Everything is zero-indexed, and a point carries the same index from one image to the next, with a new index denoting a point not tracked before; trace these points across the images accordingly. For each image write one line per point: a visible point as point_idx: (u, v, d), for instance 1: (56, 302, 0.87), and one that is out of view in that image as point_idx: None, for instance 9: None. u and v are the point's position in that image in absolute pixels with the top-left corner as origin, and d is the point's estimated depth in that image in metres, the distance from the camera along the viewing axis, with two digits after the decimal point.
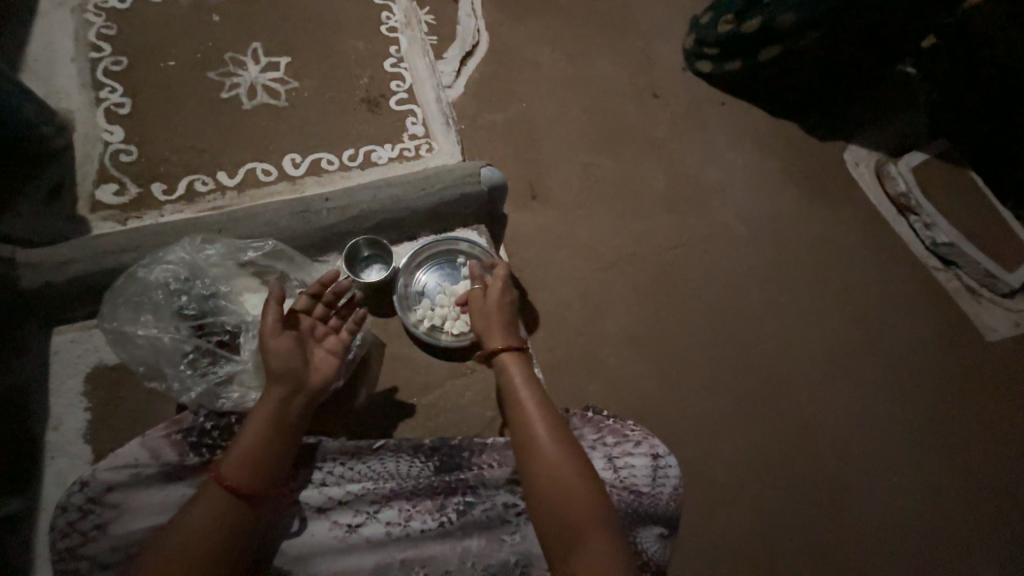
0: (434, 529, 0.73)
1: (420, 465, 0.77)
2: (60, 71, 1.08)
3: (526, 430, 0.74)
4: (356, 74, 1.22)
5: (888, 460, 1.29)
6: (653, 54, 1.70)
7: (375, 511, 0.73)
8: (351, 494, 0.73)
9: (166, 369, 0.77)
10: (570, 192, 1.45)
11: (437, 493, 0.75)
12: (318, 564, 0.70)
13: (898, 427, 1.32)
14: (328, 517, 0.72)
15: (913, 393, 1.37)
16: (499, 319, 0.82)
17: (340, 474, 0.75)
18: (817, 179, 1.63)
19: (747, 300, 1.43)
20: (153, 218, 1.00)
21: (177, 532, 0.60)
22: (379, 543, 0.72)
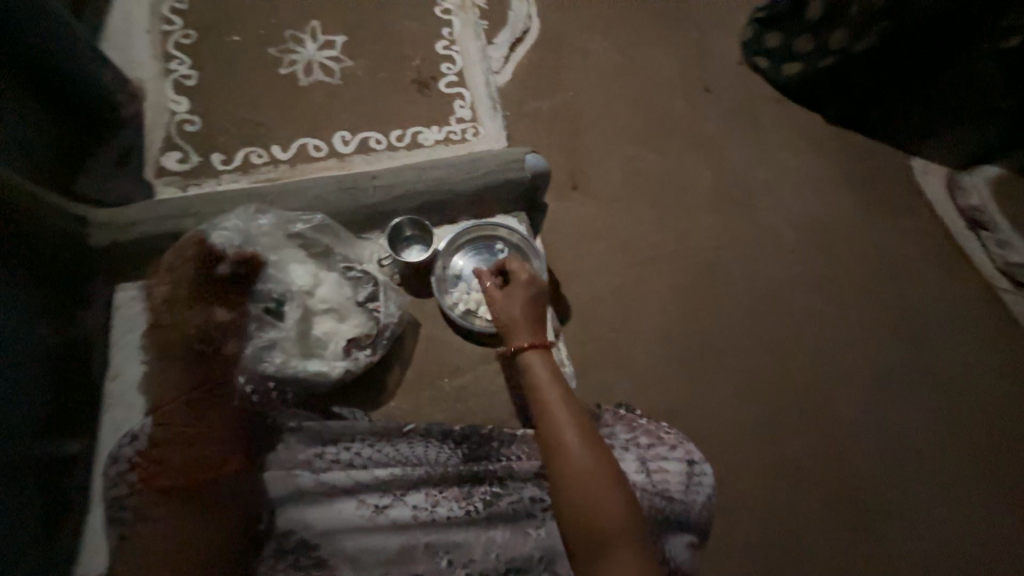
0: (460, 516, 0.72)
1: (449, 452, 0.78)
2: (135, 41, 1.14)
3: (556, 430, 0.71)
4: (408, 55, 1.23)
5: (932, 490, 1.21)
6: (712, 45, 1.62)
7: (402, 494, 0.73)
8: (380, 476, 0.74)
9: (215, 330, 0.81)
10: (613, 185, 1.42)
11: (465, 482, 0.75)
12: (344, 542, 0.70)
13: (947, 456, 1.24)
14: (355, 497, 0.73)
15: (968, 422, 1.28)
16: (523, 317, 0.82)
17: (368, 454, 0.76)
18: (880, 186, 1.52)
19: (792, 309, 1.36)
20: (210, 186, 1.05)
21: (172, 524, 0.68)
22: (404, 525, 0.71)
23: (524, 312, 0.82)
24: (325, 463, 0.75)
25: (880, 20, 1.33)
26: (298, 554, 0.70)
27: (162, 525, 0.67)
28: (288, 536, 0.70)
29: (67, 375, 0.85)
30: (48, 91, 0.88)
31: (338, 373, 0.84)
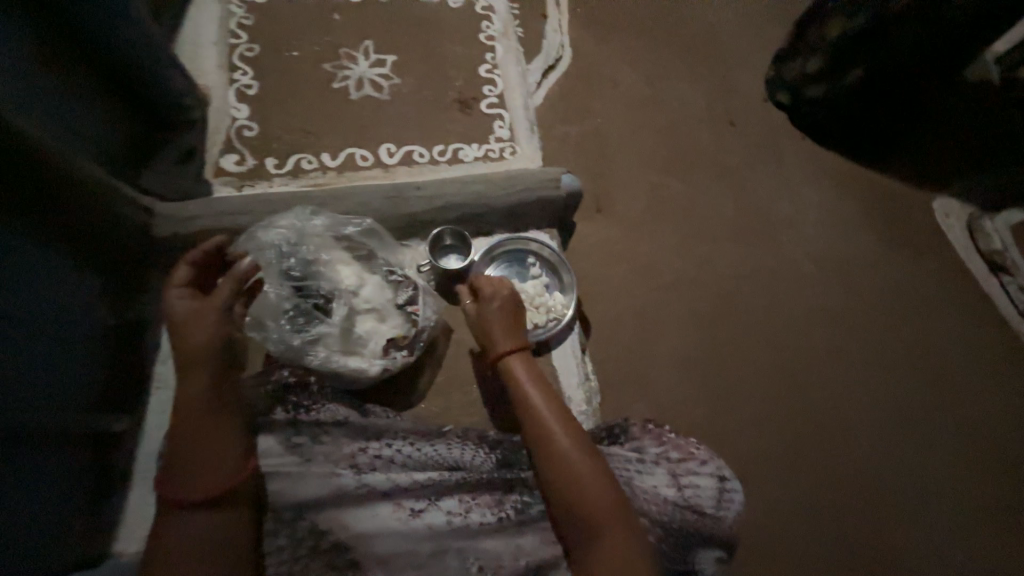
0: (491, 523, 0.74)
1: (483, 456, 0.80)
2: (203, 52, 1.23)
3: (544, 433, 0.75)
4: (452, 76, 1.30)
5: (944, 529, 1.21)
6: (739, 81, 1.68)
7: (437, 498, 0.75)
8: (418, 479, 0.75)
9: (267, 322, 0.83)
10: (639, 208, 1.46)
11: (497, 489, 0.77)
12: (379, 544, 0.71)
13: (959, 495, 1.25)
14: (392, 499, 0.74)
15: (980, 462, 1.29)
16: (501, 325, 0.86)
17: (407, 455, 0.77)
18: (901, 225, 1.55)
19: (811, 339, 1.38)
20: (263, 187, 1.11)
21: (206, 524, 0.67)
22: (438, 530, 0.73)
23: (503, 320, 0.86)
24: (368, 461, 0.76)
25: (859, 54, 1.45)
26: (333, 554, 0.70)
27: (208, 517, 0.67)
28: (324, 535, 0.71)
29: (115, 355, 0.91)
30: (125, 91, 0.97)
31: (377, 369, 0.87)
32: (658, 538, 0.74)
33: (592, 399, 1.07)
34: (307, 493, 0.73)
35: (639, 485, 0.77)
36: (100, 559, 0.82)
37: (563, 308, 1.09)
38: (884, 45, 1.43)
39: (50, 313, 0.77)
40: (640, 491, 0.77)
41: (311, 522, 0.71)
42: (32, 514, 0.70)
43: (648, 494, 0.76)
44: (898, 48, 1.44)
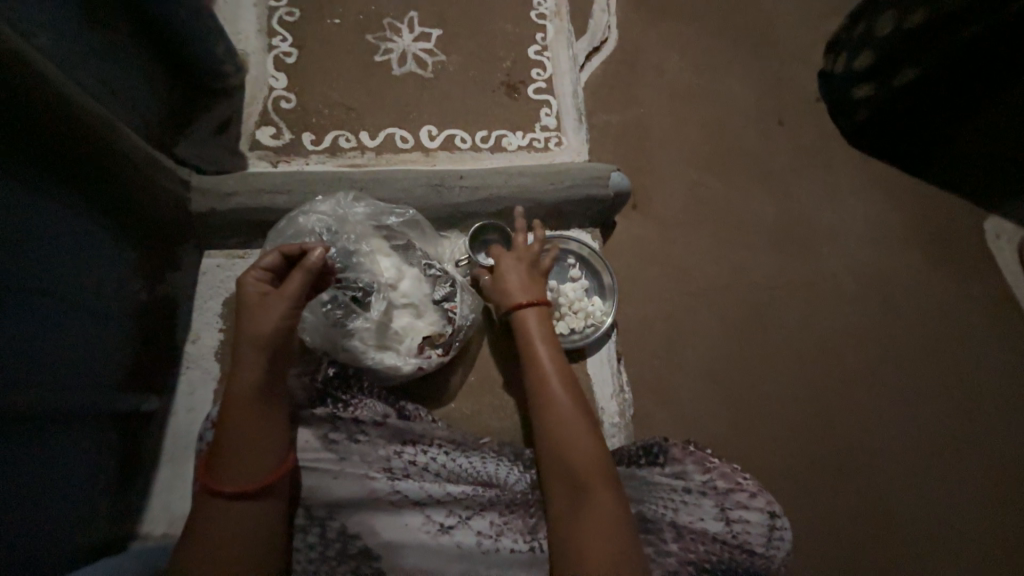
0: (523, 551, 0.72)
1: (519, 473, 0.78)
2: (242, 14, 1.16)
3: (544, 390, 0.75)
4: (500, 56, 1.22)
5: (968, 564, 1.18)
6: (798, 79, 1.57)
7: (468, 516, 0.74)
8: (450, 492, 0.74)
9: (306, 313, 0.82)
10: (681, 210, 1.39)
11: (530, 514, 0.75)
12: (408, 557, 0.70)
13: (988, 533, 1.21)
14: (423, 511, 0.73)
15: (1014, 501, 1.24)
16: (521, 278, 0.86)
17: (439, 462, 0.76)
18: (956, 248, 1.46)
19: (849, 361, 1.32)
20: (299, 165, 1.07)
21: (229, 522, 0.62)
22: (467, 550, 0.71)
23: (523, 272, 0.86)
24: (402, 466, 0.75)
25: (915, 50, 1.29)
26: (360, 561, 0.70)
27: (235, 511, 0.62)
28: (353, 539, 0.70)
29: (151, 333, 0.90)
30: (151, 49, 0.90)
31: (410, 368, 0.85)
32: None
33: (625, 411, 1.05)
34: (339, 496, 0.71)
35: (685, 517, 0.76)
36: (128, 537, 0.83)
37: (603, 315, 1.05)
38: (939, 41, 1.25)
39: (90, 291, 0.77)
40: (687, 525, 0.76)
41: (340, 524, 0.71)
42: (63, 496, 0.70)
43: (694, 528, 0.76)
44: (970, 51, 1.25)
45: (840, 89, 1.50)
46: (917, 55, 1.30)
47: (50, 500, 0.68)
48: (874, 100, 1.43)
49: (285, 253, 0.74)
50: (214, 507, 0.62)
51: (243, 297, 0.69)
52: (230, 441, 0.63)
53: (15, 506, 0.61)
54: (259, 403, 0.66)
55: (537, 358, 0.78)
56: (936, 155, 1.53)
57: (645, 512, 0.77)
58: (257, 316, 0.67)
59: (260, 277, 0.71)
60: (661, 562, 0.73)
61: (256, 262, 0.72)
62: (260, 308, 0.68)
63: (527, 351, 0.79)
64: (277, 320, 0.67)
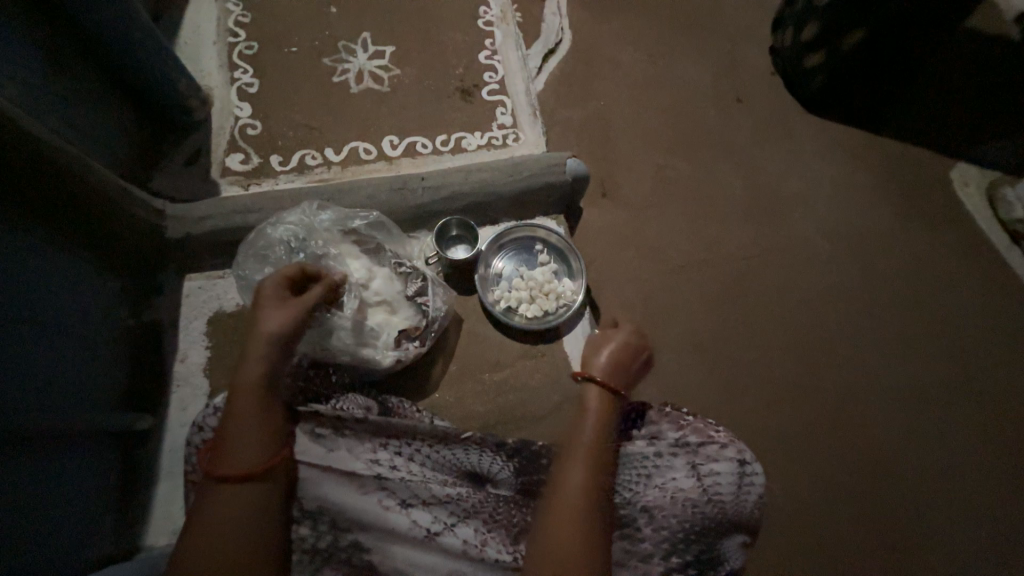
0: (507, 560, 0.74)
1: (501, 463, 0.80)
2: (203, 52, 1.23)
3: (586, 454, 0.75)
4: (452, 64, 1.29)
5: (964, 501, 1.21)
6: (744, 55, 1.63)
7: (454, 524, 0.76)
8: (435, 495, 0.77)
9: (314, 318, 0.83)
10: (644, 191, 1.43)
11: (514, 525, 0.76)
12: (397, 552, 0.74)
13: (980, 468, 1.23)
14: (410, 514, 0.75)
15: (1002, 435, 1.27)
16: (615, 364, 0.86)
17: (426, 459, 0.79)
18: (919, 198, 1.51)
19: (825, 317, 1.36)
20: (269, 185, 1.12)
21: (217, 520, 0.64)
22: (454, 554, 0.74)
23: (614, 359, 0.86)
24: (388, 459, 0.78)
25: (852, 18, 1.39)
26: (351, 553, 0.74)
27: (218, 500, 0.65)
28: (344, 534, 0.74)
29: (138, 355, 0.94)
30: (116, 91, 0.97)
31: (389, 361, 0.90)
32: (680, 551, 0.76)
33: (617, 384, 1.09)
34: (329, 493, 0.75)
35: (658, 482, 0.78)
36: (131, 552, 0.85)
37: (573, 295, 1.08)
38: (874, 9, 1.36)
39: (75, 318, 0.81)
40: (660, 490, 0.77)
41: (331, 518, 0.75)
42: (59, 513, 0.72)
43: (667, 496, 0.77)
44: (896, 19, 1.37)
45: (786, 60, 1.57)
46: (856, 24, 1.40)
47: (56, 511, 0.71)
48: (819, 66, 1.49)
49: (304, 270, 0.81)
50: (211, 498, 0.65)
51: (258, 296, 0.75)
52: (228, 429, 0.67)
53: (25, 518, 0.65)
54: (252, 393, 0.69)
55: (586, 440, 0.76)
56: (885, 110, 1.59)
57: (619, 486, 0.78)
58: (268, 324, 0.72)
59: (276, 290, 0.76)
60: (635, 542, 0.76)
61: (279, 270, 0.78)
62: (265, 314, 0.73)
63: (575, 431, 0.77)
64: (287, 319, 0.73)
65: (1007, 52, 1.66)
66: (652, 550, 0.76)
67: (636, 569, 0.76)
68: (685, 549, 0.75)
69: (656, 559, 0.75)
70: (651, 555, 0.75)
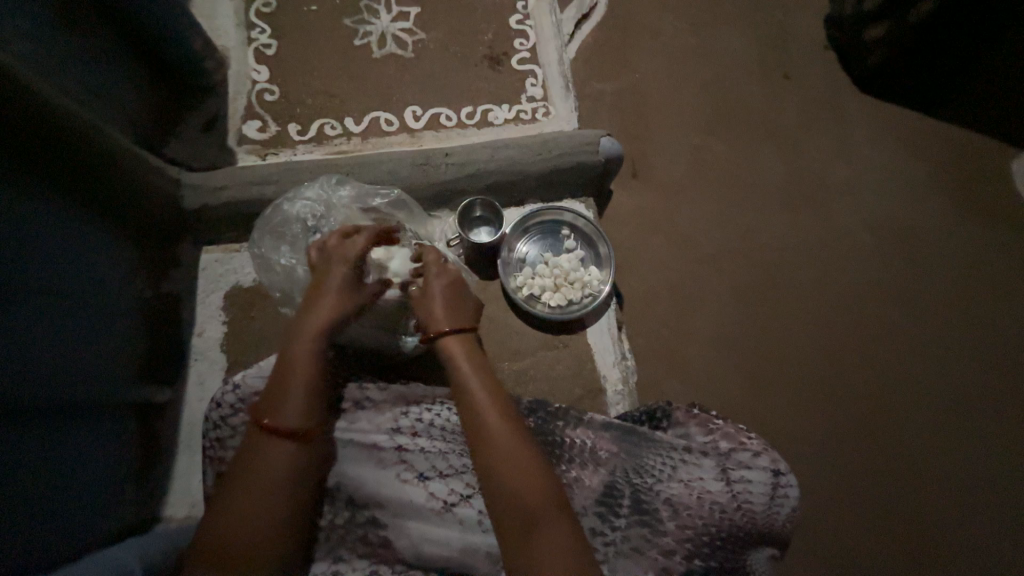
0: None
1: None
2: (219, 9, 1.16)
3: (476, 419, 0.68)
4: (481, 29, 1.19)
5: (995, 517, 1.15)
6: (798, 26, 1.49)
7: (470, 495, 0.73)
8: (451, 467, 0.74)
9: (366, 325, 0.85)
10: (677, 174, 1.34)
11: None
12: (412, 526, 0.72)
13: (1017, 483, 1.17)
14: (427, 487, 0.73)
15: None
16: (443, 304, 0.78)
17: (440, 426, 0.76)
18: (981, 193, 1.38)
19: (862, 317, 1.27)
20: (287, 156, 1.07)
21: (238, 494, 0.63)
22: (469, 525, 0.71)
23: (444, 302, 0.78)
24: (409, 425, 0.76)
25: None
26: (368, 528, 0.72)
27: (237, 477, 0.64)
28: (362, 508, 0.72)
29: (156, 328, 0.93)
30: (130, 50, 0.92)
31: (411, 344, 0.91)
32: (704, 555, 0.69)
33: (628, 377, 1.03)
34: (347, 468, 0.73)
35: (683, 478, 0.72)
36: (152, 520, 0.87)
37: (600, 284, 1.03)
38: None
39: (93, 289, 0.79)
40: (685, 485, 0.72)
41: (348, 495, 0.73)
42: (80, 483, 0.72)
43: (694, 495, 0.71)
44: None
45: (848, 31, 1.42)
46: None
47: (81, 481, 0.73)
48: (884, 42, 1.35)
49: (364, 252, 0.78)
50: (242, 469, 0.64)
51: (323, 270, 0.77)
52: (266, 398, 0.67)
53: (48, 492, 0.66)
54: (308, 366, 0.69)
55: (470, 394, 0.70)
56: (952, 92, 1.44)
57: (642, 470, 0.73)
58: (338, 304, 0.74)
59: (343, 271, 0.76)
60: (657, 540, 0.69)
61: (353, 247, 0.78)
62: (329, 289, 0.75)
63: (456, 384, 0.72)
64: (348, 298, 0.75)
65: None
66: (674, 548, 0.69)
67: (655, 562, 0.69)
68: (710, 555, 0.69)
69: (678, 557, 0.69)
70: (673, 554, 0.69)
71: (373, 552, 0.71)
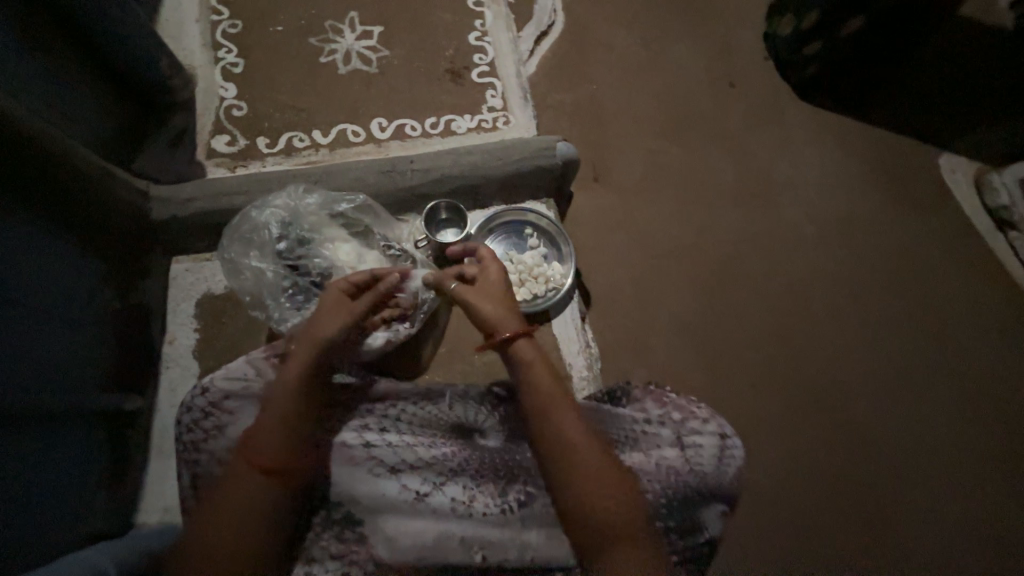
0: (496, 514, 0.73)
1: (485, 414, 0.82)
2: (186, 31, 1.20)
3: (560, 431, 0.70)
4: (442, 46, 1.27)
5: (939, 477, 1.25)
6: (738, 41, 1.62)
7: (442, 483, 0.74)
8: (421, 458, 0.75)
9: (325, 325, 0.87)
10: (634, 177, 1.43)
11: (501, 476, 0.75)
12: (387, 519, 0.73)
13: (954, 445, 1.28)
14: (399, 479, 0.74)
15: (975, 413, 1.31)
16: (507, 305, 0.81)
17: (408, 420, 0.80)
18: (907, 185, 1.52)
19: (809, 301, 1.37)
20: (255, 168, 1.11)
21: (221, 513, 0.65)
22: (443, 513, 0.73)
23: (506, 304, 0.81)
24: (377, 421, 0.78)
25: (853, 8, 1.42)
26: (343, 525, 0.73)
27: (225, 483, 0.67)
28: (337, 506, 0.73)
29: (125, 338, 0.93)
30: (95, 69, 0.95)
31: (380, 342, 0.89)
32: (663, 517, 0.74)
33: (593, 365, 1.09)
34: (316, 469, 0.73)
35: (643, 448, 0.78)
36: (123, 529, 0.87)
37: (562, 278, 1.10)
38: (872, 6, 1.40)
39: (58, 301, 0.80)
40: (644, 454, 0.77)
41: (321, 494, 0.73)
42: (46, 493, 0.72)
43: (651, 462, 0.76)
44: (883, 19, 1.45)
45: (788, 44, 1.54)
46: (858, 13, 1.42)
47: (51, 489, 0.73)
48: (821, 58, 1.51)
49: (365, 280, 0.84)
50: (233, 483, 0.66)
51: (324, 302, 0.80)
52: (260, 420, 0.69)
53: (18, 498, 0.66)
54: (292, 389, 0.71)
55: (556, 405, 0.72)
56: (876, 96, 1.60)
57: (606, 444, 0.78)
58: (332, 322, 0.77)
59: (338, 292, 0.81)
60: None
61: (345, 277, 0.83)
62: (324, 316, 0.78)
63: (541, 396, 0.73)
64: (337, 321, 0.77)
65: (996, 42, 1.68)
66: None
67: None
68: (667, 517, 0.74)
69: None
70: None
71: (347, 551, 0.72)
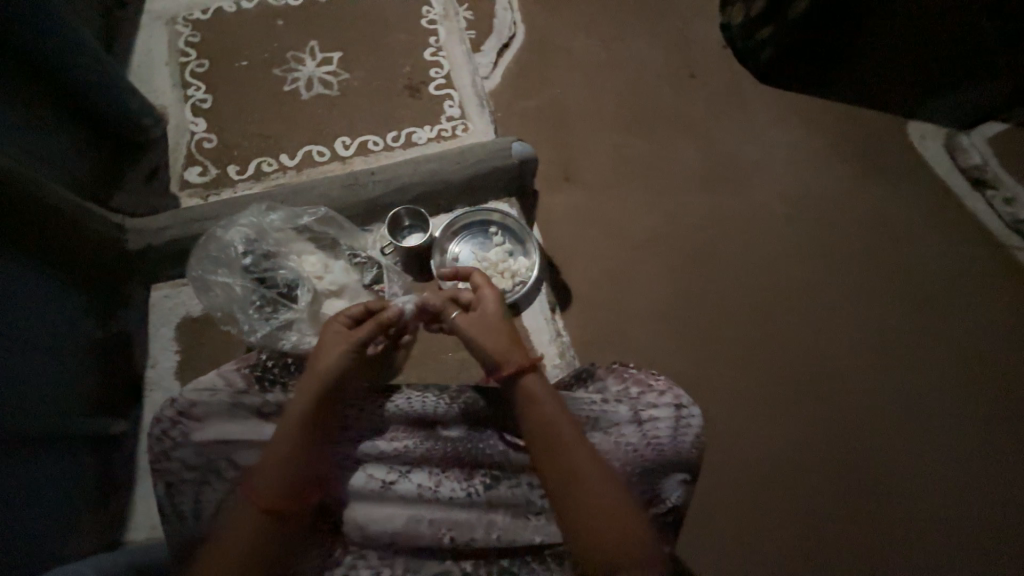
0: (461, 497, 0.75)
1: (446, 404, 0.79)
2: (157, 73, 1.28)
3: (559, 445, 0.71)
4: (400, 64, 1.33)
5: (929, 437, 1.24)
6: (690, 32, 1.67)
7: (407, 471, 0.77)
8: (385, 449, 0.77)
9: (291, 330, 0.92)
10: (598, 171, 1.47)
11: (465, 461, 0.77)
12: (355, 508, 0.75)
13: (942, 404, 1.27)
14: (365, 469, 0.77)
15: (960, 370, 1.31)
16: (506, 336, 0.80)
17: (367, 417, 0.79)
18: (870, 153, 1.55)
19: (781, 275, 1.39)
20: (227, 194, 1.16)
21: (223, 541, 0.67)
22: (411, 500, 0.75)
23: (507, 335, 0.80)
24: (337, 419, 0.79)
25: None
26: (316, 518, 0.76)
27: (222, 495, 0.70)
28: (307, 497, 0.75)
29: (105, 365, 0.98)
30: (70, 115, 1.02)
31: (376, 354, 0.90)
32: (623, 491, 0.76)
33: (564, 351, 1.25)
34: None
35: (602, 426, 0.79)
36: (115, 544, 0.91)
37: (528, 271, 1.13)
38: None
39: (42, 332, 0.84)
40: (604, 432, 0.79)
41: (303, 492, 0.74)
42: (34, 511, 0.76)
43: (611, 439, 0.78)
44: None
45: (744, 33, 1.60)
46: None
47: (39, 508, 0.77)
48: (774, 41, 1.54)
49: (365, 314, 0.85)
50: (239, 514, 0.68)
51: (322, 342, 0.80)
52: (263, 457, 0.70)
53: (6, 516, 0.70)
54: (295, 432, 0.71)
55: (556, 422, 0.72)
56: (830, 72, 1.64)
57: None
58: (333, 359, 0.77)
59: (339, 329, 0.81)
60: None
61: (346, 311, 0.84)
62: (325, 354, 0.78)
63: (541, 419, 0.72)
64: (337, 356, 0.77)
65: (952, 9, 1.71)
66: None
67: None
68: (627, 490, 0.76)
69: None
70: None
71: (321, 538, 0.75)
